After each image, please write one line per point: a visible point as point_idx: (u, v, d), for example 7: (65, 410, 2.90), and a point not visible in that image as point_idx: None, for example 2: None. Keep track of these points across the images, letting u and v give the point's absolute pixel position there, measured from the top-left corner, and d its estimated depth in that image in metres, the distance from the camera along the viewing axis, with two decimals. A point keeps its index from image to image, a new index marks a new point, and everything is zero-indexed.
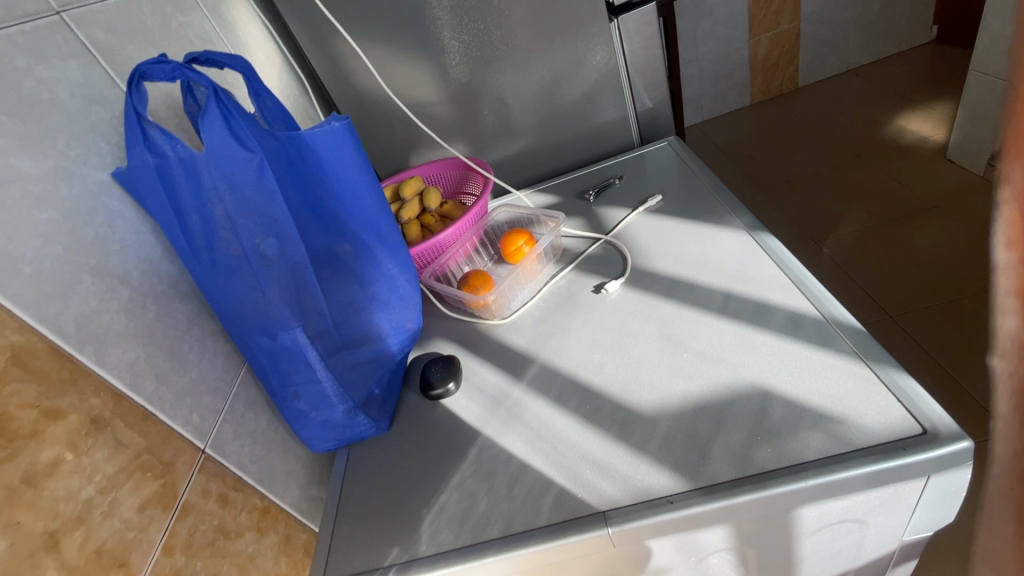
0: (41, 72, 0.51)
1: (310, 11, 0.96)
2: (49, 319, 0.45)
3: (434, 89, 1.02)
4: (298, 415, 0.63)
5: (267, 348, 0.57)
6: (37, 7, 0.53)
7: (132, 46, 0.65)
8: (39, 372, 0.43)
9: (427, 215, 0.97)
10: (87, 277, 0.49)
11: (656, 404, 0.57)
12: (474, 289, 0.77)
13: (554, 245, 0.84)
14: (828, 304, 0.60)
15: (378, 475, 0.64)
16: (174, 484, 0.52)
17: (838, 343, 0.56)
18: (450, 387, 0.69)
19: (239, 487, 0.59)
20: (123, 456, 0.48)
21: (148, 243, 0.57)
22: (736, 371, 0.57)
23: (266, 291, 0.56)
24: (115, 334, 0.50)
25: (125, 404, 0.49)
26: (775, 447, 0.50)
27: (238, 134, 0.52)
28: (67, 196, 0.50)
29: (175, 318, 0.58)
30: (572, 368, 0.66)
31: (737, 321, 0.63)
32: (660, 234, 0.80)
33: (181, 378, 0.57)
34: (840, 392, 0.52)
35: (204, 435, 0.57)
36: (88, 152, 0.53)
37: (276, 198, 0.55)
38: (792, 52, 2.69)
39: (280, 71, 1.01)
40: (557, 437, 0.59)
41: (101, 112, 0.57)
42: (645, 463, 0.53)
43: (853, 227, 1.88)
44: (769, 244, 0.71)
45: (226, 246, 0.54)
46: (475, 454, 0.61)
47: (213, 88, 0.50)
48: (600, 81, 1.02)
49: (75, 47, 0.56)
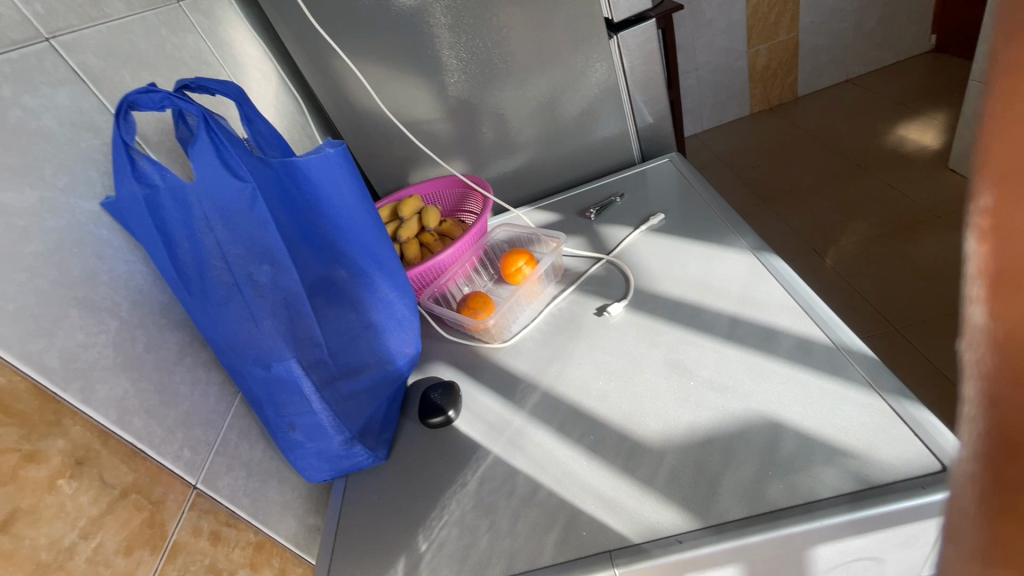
0: (29, 100, 0.50)
1: (305, 30, 0.95)
2: (33, 357, 0.43)
3: (432, 106, 1.01)
4: (293, 446, 0.61)
5: (261, 378, 0.55)
6: (25, 34, 0.52)
7: (125, 70, 0.64)
8: (20, 414, 0.41)
9: (426, 234, 0.95)
10: (74, 311, 0.48)
11: (662, 436, 0.56)
12: (475, 312, 0.75)
13: (555, 265, 0.82)
14: (838, 330, 0.59)
15: (376, 508, 0.62)
16: (163, 524, 0.50)
17: (849, 371, 0.55)
18: (450, 415, 0.67)
19: (233, 523, 0.57)
20: (108, 498, 0.46)
21: (139, 272, 0.56)
22: (744, 401, 0.56)
23: (259, 322, 0.54)
24: (102, 370, 0.49)
25: (112, 443, 0.47)
26: (787, 483, 0.48)
27: (229, 162, 0.51)
28: (54, 227, 0.49)
29: (166, 348, 0.57)
30: (575, 396, 0.64)
31: (743, 348, 0.61)
32: (663, 255, 0.79)
33: (172, 412, 0.55)
34: (853, 424, 0.50)
35: (196, 470, 0.55)
36: (77, 181, 0.52)
37: (270, 226, 0.53)
38: (791, 62, 2.69)
39: (277, 90, 1.00)
40: (559, 469, 0.57)
41: (91, 139, 0.56)
42: (652, 499, 0.51)
43: (855, 238, 1.86)
44: (774, 265, 0.69)
45: (218, 276, 0.52)
46: (475, 486, 0.59)
47: (204, 117, 0.49)
48: (599, 97, 1.01)
49: (63, 74, 0.55)
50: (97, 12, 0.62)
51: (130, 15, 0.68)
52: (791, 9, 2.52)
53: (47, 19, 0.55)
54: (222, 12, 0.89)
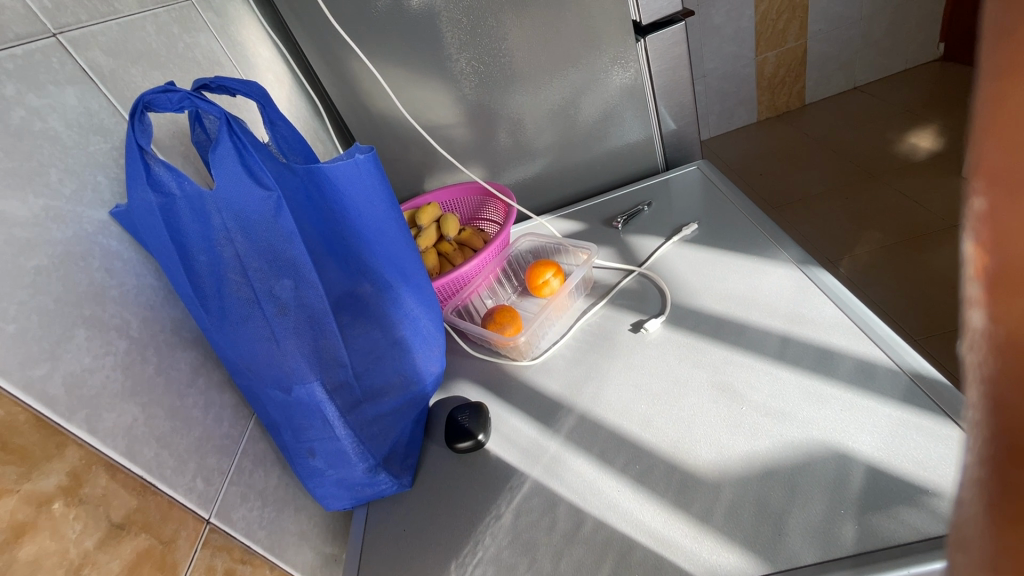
0: (33, 100, 0.46)
1: (320, 29, 0.91)
2: (34, 386, 0.39)
3: (451, 110, 0.98)
4: (313, 474, 0.56)
5: (280, 402, 0.51)
6: (31, 29, 0.47)
7: (136, 69, 0.60)
8: (21, 450, 0.37)
9: (445, 243, 0.91)
10: (80, 331, 0.43)
11: (715, 466, 0.52)
12: (502, 328, 0.71)
13: (585, 278, 0.78)
14: (901, 352, 0.55)
15: (402, 541, 0.57)
16: (175, 566, 0.45)
17: (920, 398, 0.50)
18: (480, 439, 0.62)
19: (248, 560, 0.53)
20: (117, 540, 0.41)
21: (149, 286, 0.52)
22: (805, 428, 0.52)
23: (281, 342, 0.50)
24: (110, 396, 0.44)
25: (122, 477, 0.43)
26: (864, 524, 0.44)
27: (252, 169, 0.47)
28: (59, 239, 0.44)
29: (178, 370, 0.52)
30: (615, 420, 0.59)
31: (798, 370, 0.57)
32: (699, 267, 0.75)
33: (184, 439, 0.50)
34: (930, 457, 0.46)
35: (209, 503, 0.51)
36: (84, 188, 0.48)
37: (295, 238, 0.49)
38: (800, 69, 2.66)
39: (290, 92, 0.96)
40: (604, 502, 0.53)
41: (99, 142, 0.52)
42: (711, 539, 0.47)
43: (870, 246, 1.83)
44: (823, 280, 0.65)
45: (236, 291, 0.48)
46: (511, 519, 0.55)
47: (226, 120, 0.45)
48: (624, 102, 0.98)
49: (72, 72, 0.51)
50: (107, 8, 0.58)
51: (140, 12, 0.64)
52: (800, 16, 2.49)
53: (54, 13, 0.51)
54: (235, 10, 0.86)
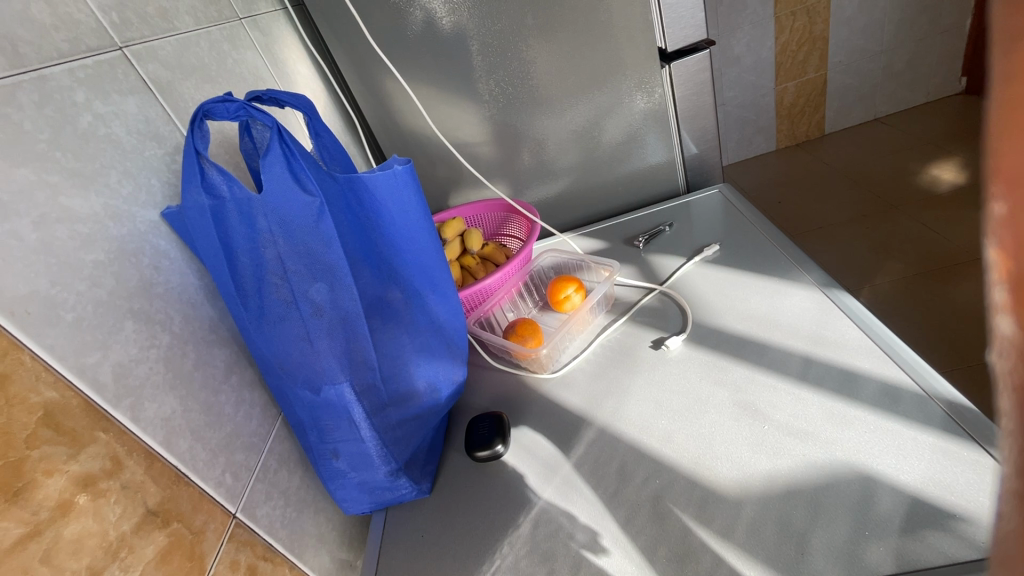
0: (99, 107, 0.49)
1: (357, 49, 0.95)
2: (86, 372, 0.41)
3: (479, 129, 1.01)
4: (336, 475, 0.57)
5: (309, 402, 0.53)
6: (101, 42, 0.51)
7: (189, 81, 0.64)
8: (71, 432, 0.38)
9: (468, 257, 0.93)
10: (129, 323, 0.46)
11: (737, 484, 0.52)
12: (523, 340, 0.72)
13: (607, 294, 0.80)
14: (928, 376, 0.54)
15: (420, 547, 0.58)
16: (202, 557, 0.46)
17: (946, 422, 0.50)
18: (499, 449, 0.63)
19: (269, 557, 0.54)
20: (153, 526, 0.43)
21: (193, 285, 0.54)
22: (829, 449, 0.52)
23: (315, 343, 0.52)
24: (152, 387, 0.46)
25: (159, 466, 0.45)
26: (890, 547, 0.44)
27: (298, 176, 0.49)
28: (115, 236, 0.47)
29: (213, 366, 0.54)
30: (637, 435, 0.60)
31: (822, 391, 0.57)
32: (721, 287, 0.76)
33: (216, 434, 0.52)
34: (959, 482, 0.46)
35: (235, 498, 0.52)
36: (139, 190, 0.51)
37: (334, 243, 0.52)
38: (819, 99, 2.68)
39: (325, 108, 1.00)
40: (623, 515, 0.53)
41: (154, 148, 0.55)
42: (730, 555, 0.47)
43: (891, 276, 1.80)
44: (846, 303, 0.66)
45: (276, 292, 0.50)
46: (529, 529, 0.55)
47: (277, 129, 0.47)
48: (648, 125, 0.99)
49: (133, 83, 0.54)
50: (166, 24, 0.62)
51: (195, 29, 0.68)
52: (820, 47, 2.53)
53: (121, 28, 0.54)
54: (279, 29, 0.90)
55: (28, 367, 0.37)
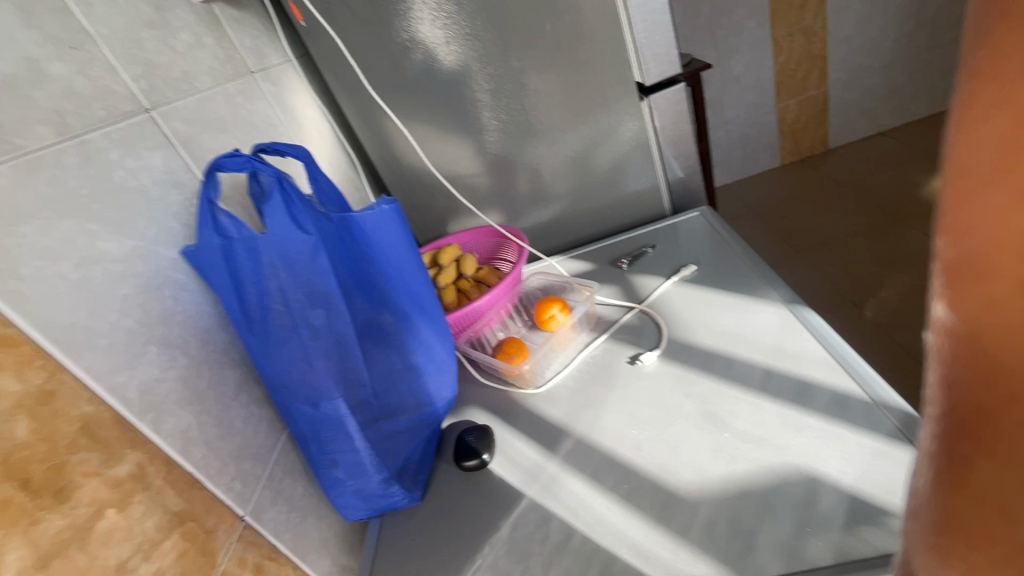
0: (130, 162, 0.57)
1: (359, 93, 1.05)
2: (117, 390, 0.48)
3: (472, 162, 1.09)
4: (334, 483, 0.63)
5: (309, 416, 0.59)
6: (132, 106, 0.60)
7: (207, 134, 0.72)
8: (103, 441, 0.45)
9: (463, 281, 1.00)
10: (153, 348, 0.53)
11: (696, 486, 0.56)
12: (509, 357, 0.78)
13: (589, 313, 0.85)
14: (875, 386, 0.58)
15: (411, 549, 0.63)
16: (213, 553, 0.52)
17: (888, 427, 0.54)
18: (484, 457, 0.68)
19: (273, 557, 0.60)
20: (170, 524, 0.49)
21: (208, 313, 0.62)
22: (781, 453, 0.56)
23: (313, 363, 0.58)
24: (172, 403, 0.53)
25: (176, 472, 0.51)
26: (829, 542, 0.48)
27: (297, 217, 0.57)
28: (142, 272, 0.55)
29: (225, 385, 0.61)
30: (610, 445, 0.65)
31: (779, 401, 0.61)
32: (695, 305, 0.81)
33: (228, 445, 0.58)
34: (895, 482, 0.50)
35: (244, 502, 0.58)
36: (162, 232, 0.59)
37: (329, 274, 0.59)
38: (820, 116, 2.71)
39: (331, 147, 1.09)
40: (593, 517, 0.58)
41: (176, 195, 0.63)
42: (685, 551, 0.51)
43: (896, 290, 1.81)
44: (808, 318, 0.70)
45: (279, 318, 0.57)
46: (508, 532, 0.60)
47: (278, 178, 0.55)
48: (631, 154, 1.05)
49: (159, 139, 0.63)
50: (187, 85, 0.71)
51: (213, 86, 0.77)
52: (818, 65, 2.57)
53: (149, 93, 0.63)
54: (289, 78, 1.00)
55: (70, 385, 0.44)
